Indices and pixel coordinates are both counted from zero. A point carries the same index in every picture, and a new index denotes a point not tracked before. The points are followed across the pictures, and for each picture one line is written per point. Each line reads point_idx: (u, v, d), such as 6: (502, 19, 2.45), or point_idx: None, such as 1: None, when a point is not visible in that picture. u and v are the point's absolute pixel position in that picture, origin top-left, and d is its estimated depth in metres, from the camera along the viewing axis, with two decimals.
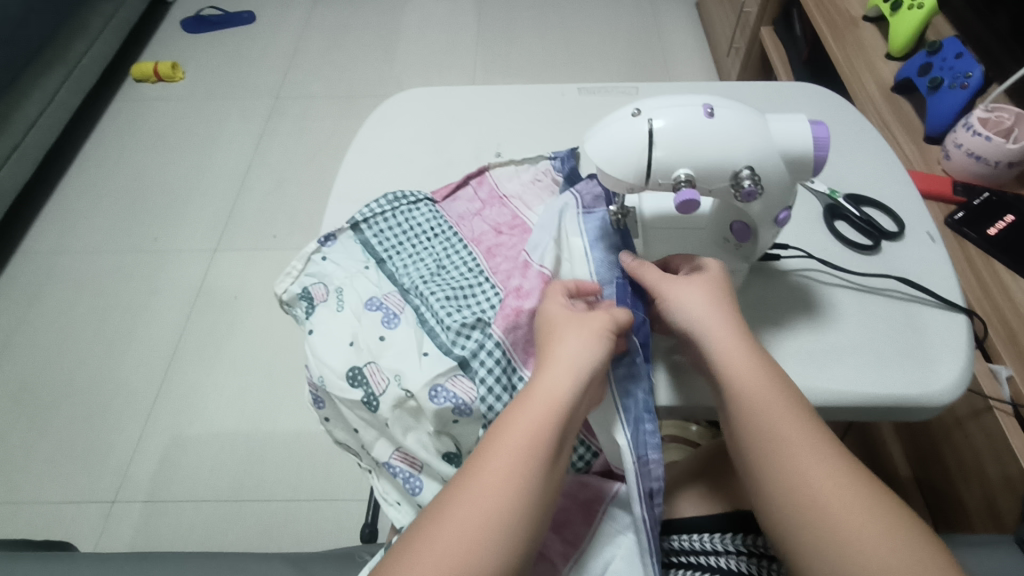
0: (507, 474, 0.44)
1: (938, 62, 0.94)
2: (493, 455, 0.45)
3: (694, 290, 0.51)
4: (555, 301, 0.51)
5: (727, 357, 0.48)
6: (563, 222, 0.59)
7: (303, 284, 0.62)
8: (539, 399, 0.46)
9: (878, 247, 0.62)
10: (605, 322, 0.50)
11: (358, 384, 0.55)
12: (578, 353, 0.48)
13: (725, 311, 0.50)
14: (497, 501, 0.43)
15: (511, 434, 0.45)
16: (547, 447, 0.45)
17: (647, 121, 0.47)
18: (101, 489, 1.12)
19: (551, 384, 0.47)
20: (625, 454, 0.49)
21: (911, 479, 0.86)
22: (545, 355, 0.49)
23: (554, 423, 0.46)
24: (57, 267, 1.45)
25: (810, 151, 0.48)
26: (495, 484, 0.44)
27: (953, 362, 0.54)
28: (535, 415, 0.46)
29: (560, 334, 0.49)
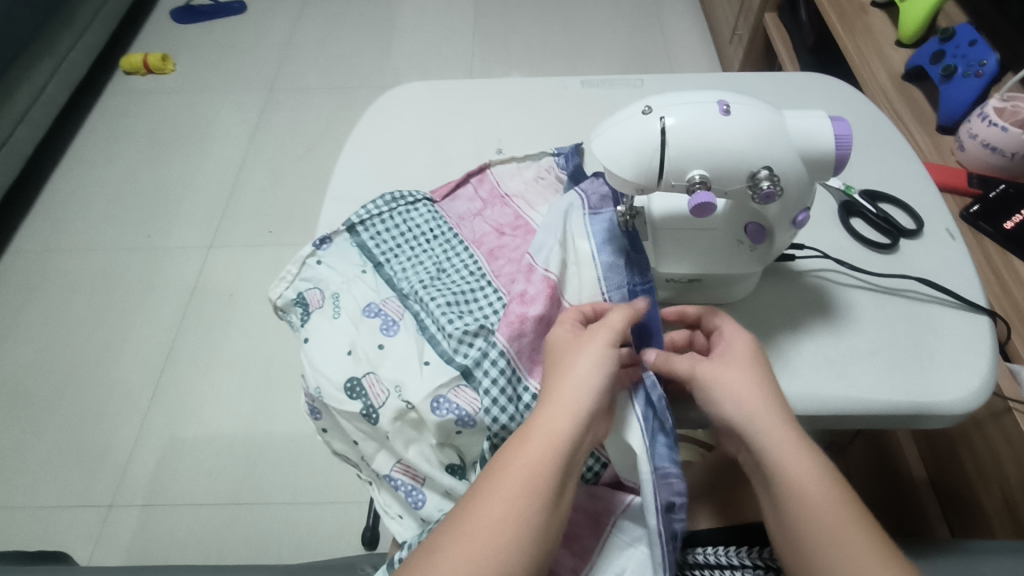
0: (503, 516, 0.42)
1: (951, 50, 0.91)
2: (493, 496, 0.43)
3: (730, 372, 0.46)
4: (563, 327, 0.49)
5: (771, 434, 0.44)
6: (569, 223, 0.56)
7: (298, 289, 0.60)
8: (538, 435, 0.44)
9: (895, 246, 0.60)
10: (612, 343, 0.47)
11: (356, 396, 0.52)
12: (581, 385, 0.45)
13: (764, 384, 0.46)
14: (494, 546, 0.41)
15: (507, 473, 0.43)
16: (546, 485, 0.43)
17: (659, 119, 0.44)
18: (97, 493, 1.11)
19: (555, 418, 0.44)
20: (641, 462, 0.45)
21: (925, 480, 0.84)
22: (547, 385, 0.47)
23: (552, 460, 0.43)
24: (49, 266, 1.42)
25: (831, 150, 0.45)
26: (491, 525, 0.42)
27: (977, 368, 0.52)
28: (532, 451, 0.44)
29: (563, 363, 0.47)
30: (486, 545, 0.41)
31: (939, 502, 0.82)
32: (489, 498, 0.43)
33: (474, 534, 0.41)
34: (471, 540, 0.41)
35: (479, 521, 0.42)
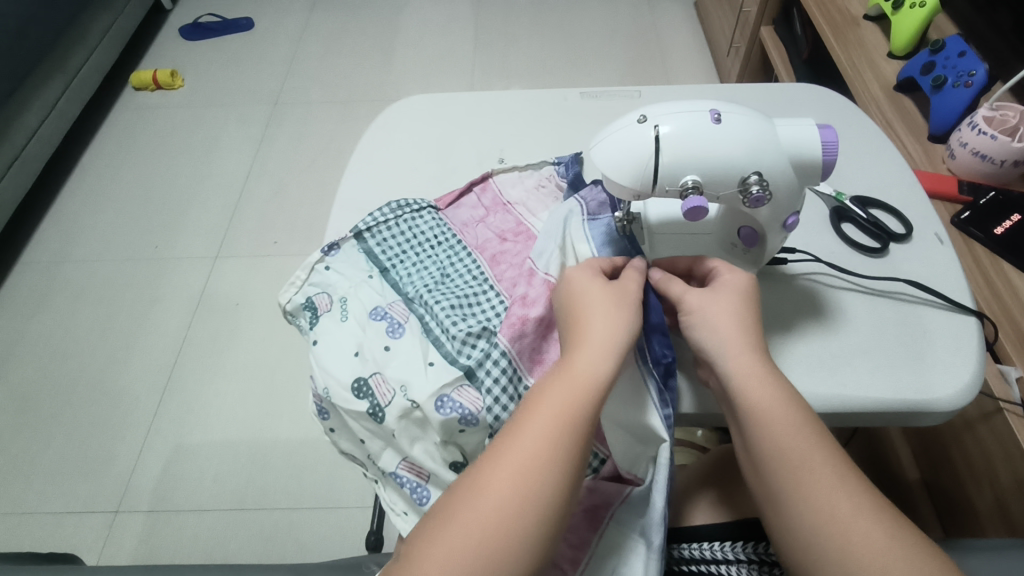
0: (535, 452, 0.43)
1: (941, 61, 0.93)
2: (529, 435, 0.43)
3: (718, 304, 0.49)
4: (581, 270, 0.50)
5: (743, 364, 0.46)
6: (569, 230, 0.58)
7: (306, 294, 0.62)
8: (573, 373, 0.45)
9: (885, 250, 0.62)
10: (632, 293, 0.50)
11: (363, 395, 0.54)
12: (612, 329, 0.47)
13: (756, 343, 0.47)
14: (526, 480, 0.42)
15: (544, 410, 0.44)
16: (578, 426, 0.44)
17: (653, 128, 0.46)
18: (104, 499, 1.12)
19: (588, 361, 0.46)
20: (661, 450, 0.49)
21: (918, 482, 0.87)
22: (573, 330, 0.48)
23: (583, 401, 0.44)
24: (59, 276, 1.45)
25: (818, 157, 0.47)
26: (522, 461, 0.42)
27: (965, 365, 0.54)
28: (564, 391, 0.45)
29: (588, 303, 0.48)
30: (518, 479, 0.42)
31: (932, 502, 0.84)
32: (520, 435, 0.43)
33: (506, 468, 0.42)
34: (503, 475, 0.42)
35: (509, 456, 0.43)
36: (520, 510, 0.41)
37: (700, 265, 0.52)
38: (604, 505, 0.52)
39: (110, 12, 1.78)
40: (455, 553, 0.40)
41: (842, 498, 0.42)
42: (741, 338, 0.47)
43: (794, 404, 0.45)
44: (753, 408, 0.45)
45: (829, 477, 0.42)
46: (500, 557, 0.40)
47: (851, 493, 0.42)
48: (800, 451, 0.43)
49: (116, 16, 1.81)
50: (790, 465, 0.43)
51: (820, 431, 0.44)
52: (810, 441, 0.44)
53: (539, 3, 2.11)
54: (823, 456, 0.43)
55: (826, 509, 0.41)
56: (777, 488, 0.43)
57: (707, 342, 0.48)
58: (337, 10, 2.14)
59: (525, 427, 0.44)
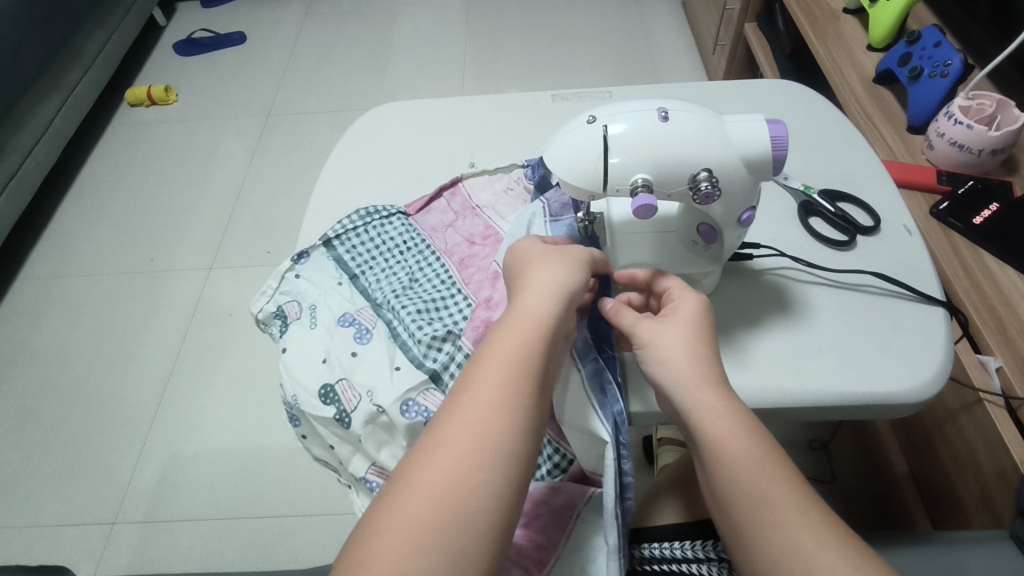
0: (495, 387, 0.43)
1: (917, 52, 0.93)
2: (488, 371, 0.44)
3: (671, 333, 0.48)
4: (531, 241, 0.53)
5: (699, 399, 0.45)
6: (532, 231, 0.59)
7: (277, 303, 0.62)
8: (524, 312, 0.47)
9: (853, 242, 0.62)
10: (576, 253, 0.52)
11: (330, 402, 0.54)
12: (553, 275, 0.49)
13: (713, 374, 0.46)
14: (490, 415, 0.42)
15: (499, 348, 0.45)
16: (535, 361, 0.44)
17: (603, 127, 0.46)
18: (101, 511, 1.13)
19: (535, 300, 0.48)
20: (607, 449, 0.50)
21: (907, 475, 0.85)
22: (519, 285, 0.50)
23: (537, 337, 0.45)
24: (56, 291, 1.46)
25: (768, 151, 0.47)
26: (484, 400, 0.42)
27: (932, 357, 0.54)
28: (518, 331, 0.46)
29: (535, 260, 0.51)
30: (482, 415, 0.42)
31: (919, 494, 0.83)
32: (478, 376, 0.43)
33: (469, 409, 0.42)
34: (466, 415, 0.42)
35: (469, 397, 0.42)
36: (487, 443, 0.41)
37: (659, 280, 0.52)
38: (570, 506, 0.53)
39: (104, 30, 1.80)
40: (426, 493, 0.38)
41: (809, 531, 0.39)
42: (694, 370, 0.46)
43: (754, 436, 0.43)
44: (711, 445, 0.44)
45: (791, 511, 0.40)
46: (472, 491, 0.39)
47: (814, 526, 0.39)
48: (760, 488, 0.41)
49: (109, 34, 1.84)
50: (750, 507, 0.41)
51: (783, 463, 0.43)
52: (772, 471, 0.42)
53: (529, 7, 2.12)
54: (787, 489, 0.41)
55: (788, 542, 0.39)
56: (742, 529, 0.41)
57: (661, 374, 0.47)
58: (329, 21, 2.16)
59: (487, 368, 0.43)
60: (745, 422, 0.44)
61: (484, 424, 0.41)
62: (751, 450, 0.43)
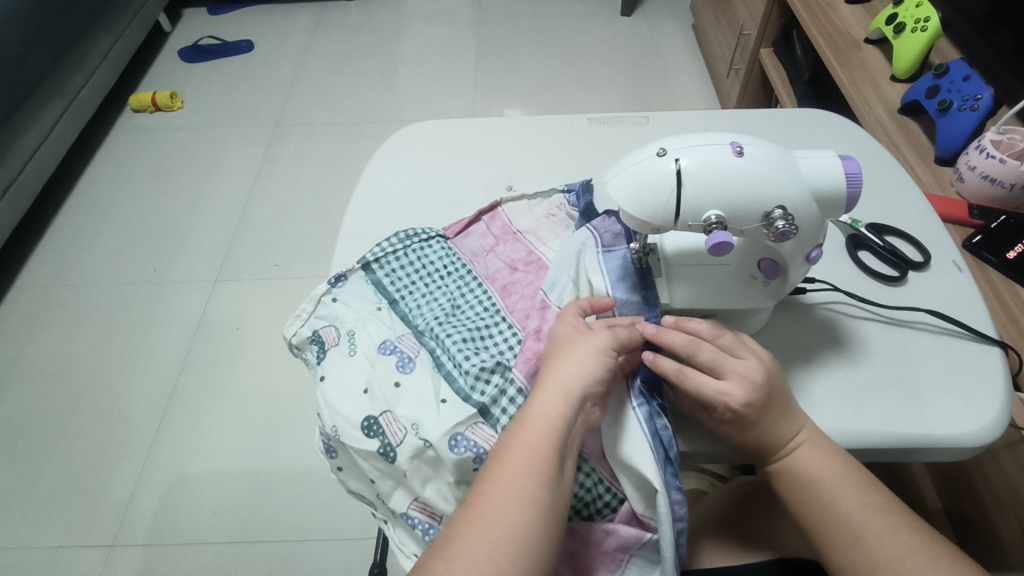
0: (507, 498, 0.46)
1: (945, 85, 0.93)
2: (515, 446, 0.47)
3: (744, 373, 0.48)
4: (567, 319, 0.52)
5: (777, 430, 0.49)
6: (582, 262, 0.58)
7: (313, 327, 0.60)
8: (554, 383, 0.49)
9: (904, 278, 0.61)
10: (604, 339, 0.51)
11: (373, 435, 0.52)
12: (586, 348, 0.50)
13: (786, 402, 0.49)
14: (504, 526, 0.45)
15: (527, 421, 0.48)
16: (546, 468, 0.46)
17: (674, 161, 0.45)
18: (99, 532, 1.09)
19: (566, 370, 0.49)
20: (659, 497, 0.47)
21: (941, 510, 0.85)
22: (543, 373, 0.51)
23: (549, 444, 0.47)
24: (55, 301, 1.42)
25: (842, 187, 0.46)
26: (497, 511, 0.45)
27: (991, 399, 0.52)
28: (529, 434, 0.47)
29: (563, 348, 0.51)
30: (497, 527, 0.45)
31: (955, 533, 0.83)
32: (492, 484, 0.47)
33: (488, 509, 0.46)
34: (480, 526, 0.45)
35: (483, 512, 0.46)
36: (500, 558, 0.44)
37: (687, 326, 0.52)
38: (622, 549, 0.51)
39: (111, 35, 1.78)
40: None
41: (897, 537, 0.47)
42: (769, 433, 0.49)
43: (832, 458, 0.49)
44: (795, 472, 0.49)
45: (878, 526, 0.47)
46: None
47: (894, 529, 0.47)
48: (844, 508, 0.48)
49: (115, 39, 1.81)
50: (839, 529, 0.48)
51: (859, 479, 0.49)
52: (849, 488, 0.48)
53: (539, 23, 2.12)
54: (869, 509, 0.48)
55: (871, 548, 0.47)
56: (828, 548, 0.48)
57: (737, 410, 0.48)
58: (338, 32, 2.15)
59: (515, 444, 0.47)
60: (818, 445, 0.49)
61: (496, 539, 0.44)
62: (832, 471, 0.49)
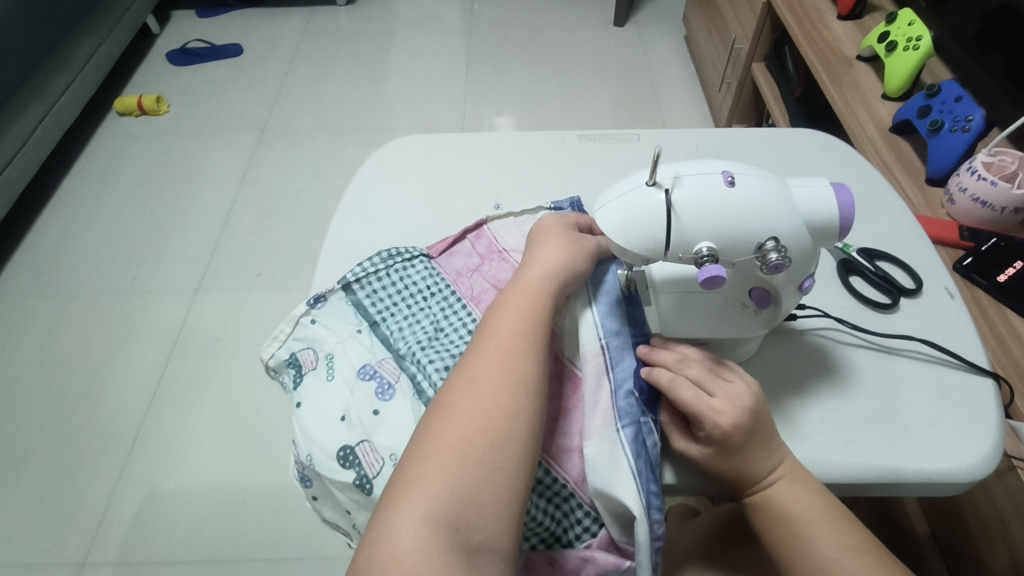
0: (494, 367, 0.48)
1: (937, 105, 0.93)
2: (506, 313, 0.51)
3: (735, 397, 0.47)
4: (552, 218, 0.60)
5: (759, 460, 0.47)
6: None
7: (291, 349, 0.58)
8: (538, 265, 0.54)
9: (896, 305, 0.60)
10: (584, 239, 0.58)
11: (349, 465, 0.50)
12: (566, 239, 0.57)
13: (770, 432, 0.48)
14: (494, 392, 0.47)
15: (515, 294, 0.53)
16: (532, 343, 0.50)
17: (663, 191, 0.44)
18: (69, 549, 1.06)
19: (549, 254, 0.55)
20: (638, 525, 0.46)
21: (927, 536, 0.85)
22: (527, 260, 0.56)
23: (537, 306, 0.52)
24: (31, 309, 1.39)
25: (834, 216, 0.45)
26: (487, 379, 0.48)
27: (986, 434, 0.51)
28: (514, 314, 0.51)
29: (539, 247, 0.57)
30: (495, 377, 0.48)
31: (942, 559, 0.82)
32: (479, 360, 0.49)
33: (483, 364, 0.49)
34: (470, 393, 0.47)
35: (479, 365, 0.48)
36: (493, 419, 0.46)
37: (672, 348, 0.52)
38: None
39: (95, 37, 1.74)
40: (441, 465, 0.44)
41: None
42: (753, 460, 0.47)
43: (812, 495, 0.47)
44: (773, 506, 0.47)
45: (855, 567, 0.46)
46: (482, 463, 0.44)
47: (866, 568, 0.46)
48: (823, 548, 0.46)
49: (100, 41, 1.78)
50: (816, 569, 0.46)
51: (839, 518, 0.47)
52: (826, 527, 0.47)
53: (530, 33, 2.11)
54: (846, 549, 0.46)
55: None
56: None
57: (721, 434, 0.46)
58: (327, 37, 2.13)
59: (506, 313, 0.51)
60: (799, 479, 0.47)
61: (487, 403, 0.46)
62: (809, 508, 0.47)
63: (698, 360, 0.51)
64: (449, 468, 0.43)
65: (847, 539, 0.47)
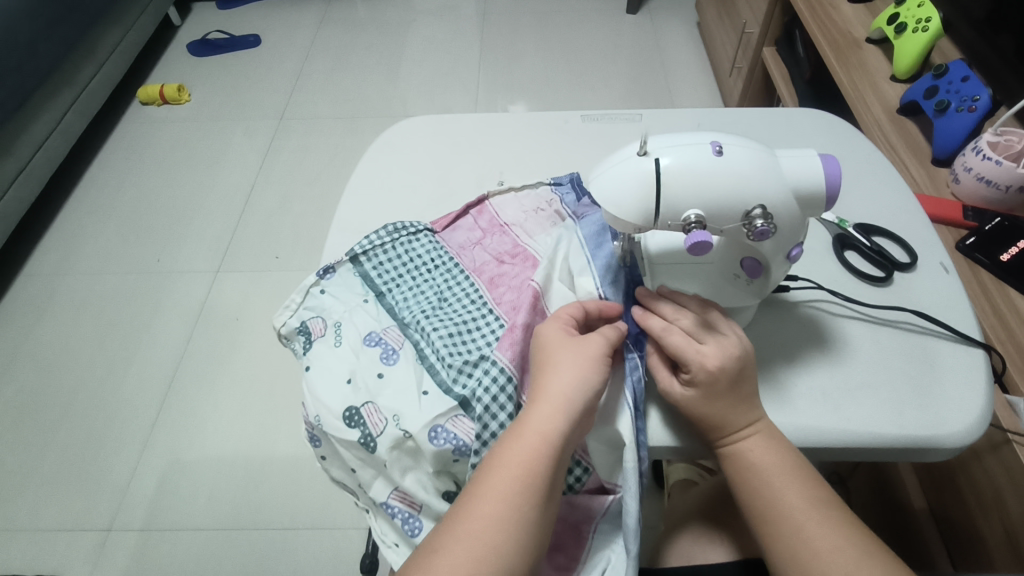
0: (482, 538, 0.44)
1: (944, 86, 0.93)
2: (563, 373, 0.48)
3: (724, 349, 0.49)
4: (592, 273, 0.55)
5: (738, 412, 0.49)
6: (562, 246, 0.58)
7: (301, 318, 0.61)
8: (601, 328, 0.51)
9: (890, 279, 0.61)
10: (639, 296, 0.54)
11: (355, 425, 0.53)
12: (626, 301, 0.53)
13: (750, 389, 0.49)
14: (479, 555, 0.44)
15: (572, 347, 0.50)
16: (547, 456, 0.46)
17: (654, 160, 0.46)
18: (98, 515, 1.11)
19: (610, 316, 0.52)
20: (627, 453, 0.49)
21: (925, 510, 0.86)
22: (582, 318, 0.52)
23: (593, 368, 0.49)
24: (59, 288, 1.44)
25: (822, 187, 0.46)
26: (472, 545, 0.44)
27: (973, 400, 0.52)
28: (506, 474, 0.46)
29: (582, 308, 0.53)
30: (541, 444, 0.46)
31: (940, 533, 0.83)
32: (472, 512, 0.45)
33: (531, 429, 0.47)
34: (479, 504, 0.46)
35: (527, 430, 0.47)
36: (532, 488, 0.46)
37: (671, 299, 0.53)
38: (587, 518, 0.52)
39: (120, 28, 1.79)
40: (480, 528, 0.45)
41: (837, 532, 0.47)
42: (728, 409, 0.49)
43: (782, 451, 0.49)
44: (743, 456, 0.49)
45: (819, 519, 0.47)
46: (515, 531, 0.45)
47: (824, 521, 0.47)
48: (786, 501, 0.48)
49: (124, 32, 1.82)
50: (778, 516, 0.48)
51: (804, 476, 0.49)
52: (794, 484, 0.48)
53: (544, 20, 2.12)
54: (811, 503, 0.48)
55: (804, 534, 0.47)
56: (771, 536, 0.48)
57: (706, 384, 0.49)
58: (344, 26, 2.16)
59: (560, 370, 0.49)
60: (771, 436, 0.49)
61: (531, 472, 0.46)
62: (777, 462, 0.48)
63: (697, 312, 0.52)
64: (487, 529, 0.45)
65: (812, 497, 0.48)
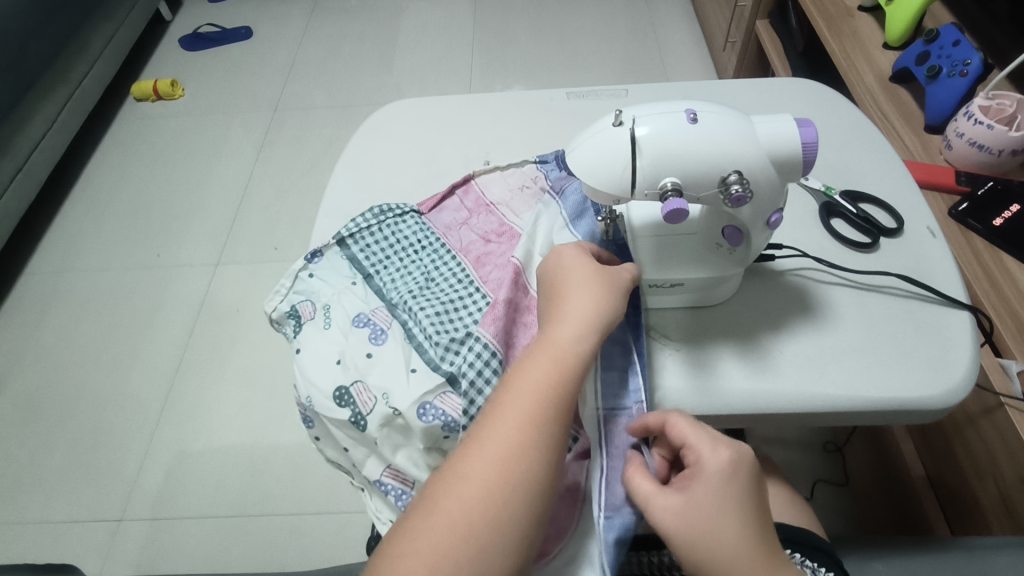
0: (492, 470, 0.42)
1: (936, 50, 0.91)
2: (574, 305, 0.48)
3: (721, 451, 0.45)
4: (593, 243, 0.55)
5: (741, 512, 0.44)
6: (539, 223, 0.60)
7: (291, 302, 0.61)
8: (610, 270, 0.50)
9: (876, 245, 0.61)
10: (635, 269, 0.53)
11: (345, 404, 0.54)
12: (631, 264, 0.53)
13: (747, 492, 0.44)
14: (481, 501, 0.42)
15: (582, 284, 0.49)
16: (559, 386, 0.45)
17: (630, 129, 0.46)
18: (107, 507, 1.13)
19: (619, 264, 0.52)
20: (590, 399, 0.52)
21: (923, 478, 0.86)
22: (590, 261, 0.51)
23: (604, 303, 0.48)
24: (61, 286, 1.46)
25: (798, 151, 0.46)
26: (476, 488, 0.42)
27: (960, 361, 0.52)
28: (519, 403, 0.45)
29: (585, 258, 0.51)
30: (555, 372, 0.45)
31: (938, 500, 0.84)
32: (482, 443, 0.44)
33: (543, 358, 0.46)
34: (488, 437, 0.44)
35: (539, 358, 0.46)
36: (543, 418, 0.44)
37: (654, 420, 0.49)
38: (575, 486, 0.52)
39: (111, 24, 1.78)
40: (491, 460, 0.43)
41: None
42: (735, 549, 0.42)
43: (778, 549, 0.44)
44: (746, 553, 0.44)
45: None
46: (525, 463, 0.43)
47: None
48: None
49: (116, 28, 1.82)
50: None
51: None
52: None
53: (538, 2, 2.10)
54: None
55: None
56: None
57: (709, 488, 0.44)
58: (336, 15, 2.15)
59: (574, 304, 0.48)
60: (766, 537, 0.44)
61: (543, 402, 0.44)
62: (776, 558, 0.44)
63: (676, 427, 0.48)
64: (496, 461, 0.43)
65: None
